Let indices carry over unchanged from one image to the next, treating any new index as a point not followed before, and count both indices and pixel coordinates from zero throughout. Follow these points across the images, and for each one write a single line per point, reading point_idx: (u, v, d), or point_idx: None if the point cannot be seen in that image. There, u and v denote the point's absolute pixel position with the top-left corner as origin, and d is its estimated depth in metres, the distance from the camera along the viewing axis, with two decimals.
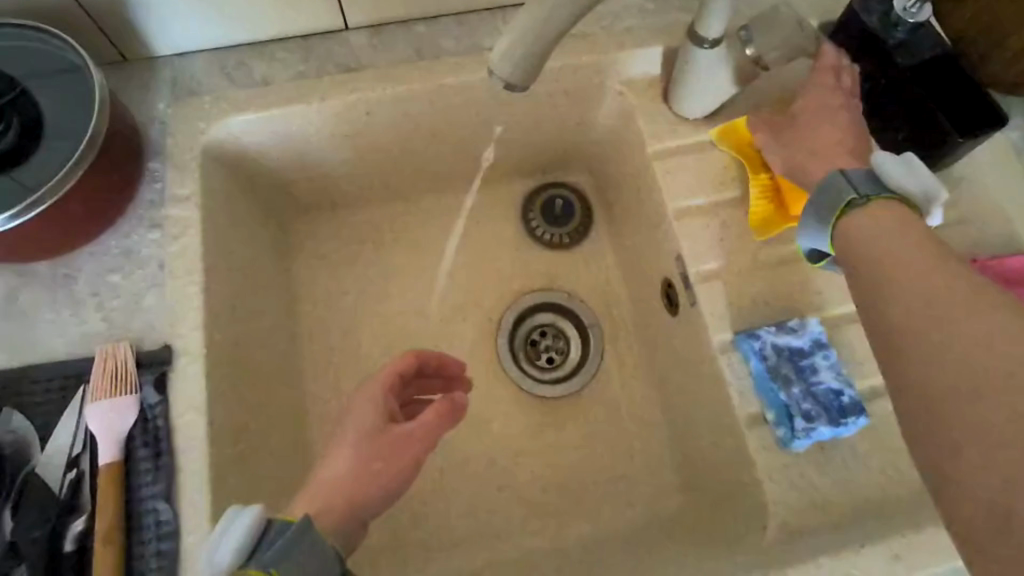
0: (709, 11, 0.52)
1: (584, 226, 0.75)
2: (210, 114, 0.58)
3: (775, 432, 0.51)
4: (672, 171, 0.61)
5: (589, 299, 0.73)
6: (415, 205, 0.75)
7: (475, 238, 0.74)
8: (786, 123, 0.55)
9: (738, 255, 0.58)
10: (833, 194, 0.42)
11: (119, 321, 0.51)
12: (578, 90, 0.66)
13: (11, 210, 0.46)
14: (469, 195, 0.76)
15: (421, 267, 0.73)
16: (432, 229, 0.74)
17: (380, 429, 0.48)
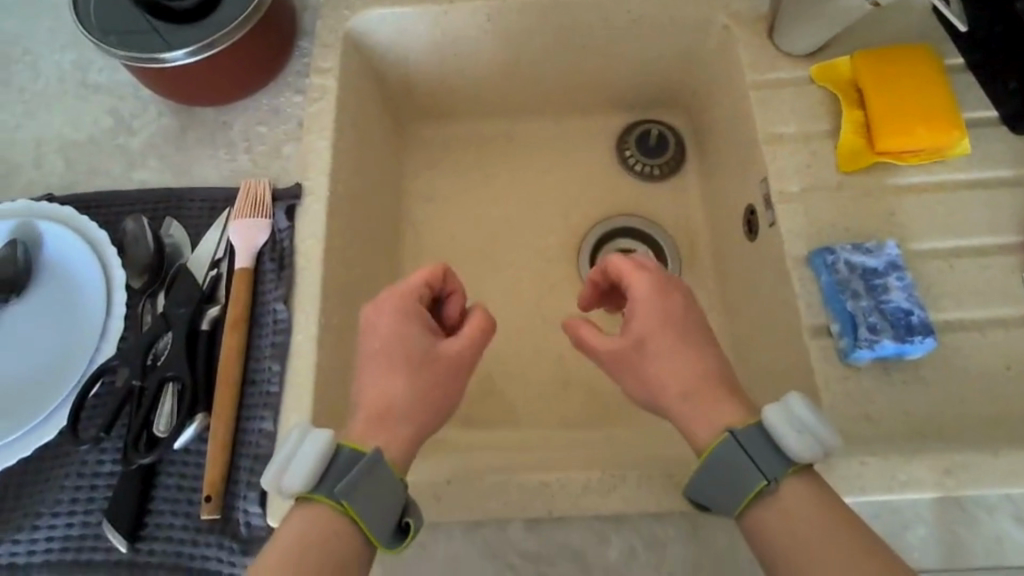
0: None
1: (674, 163, 0.78)
2: (355, 5, 0.66)
3: (837, 343, 0.53)
4: (770, 100, 0.63)
5: (670, 229, 0.76)
6: (514, 124, 0.81)
7: (568, 160, 0.79)
8: (633, 358, 0.47)
9: (825, 181, 0.59)
10: (736, 469, 0.41)
11: (262, 163, 0.60)
12: (687, 21, 0.69)
13: (190, 48, 0.55)
14: (565, 121, 0.81)
15: (513, 180, 0.79)
16: (529, 147, 0.80)
17: (427, 359, 0.45)
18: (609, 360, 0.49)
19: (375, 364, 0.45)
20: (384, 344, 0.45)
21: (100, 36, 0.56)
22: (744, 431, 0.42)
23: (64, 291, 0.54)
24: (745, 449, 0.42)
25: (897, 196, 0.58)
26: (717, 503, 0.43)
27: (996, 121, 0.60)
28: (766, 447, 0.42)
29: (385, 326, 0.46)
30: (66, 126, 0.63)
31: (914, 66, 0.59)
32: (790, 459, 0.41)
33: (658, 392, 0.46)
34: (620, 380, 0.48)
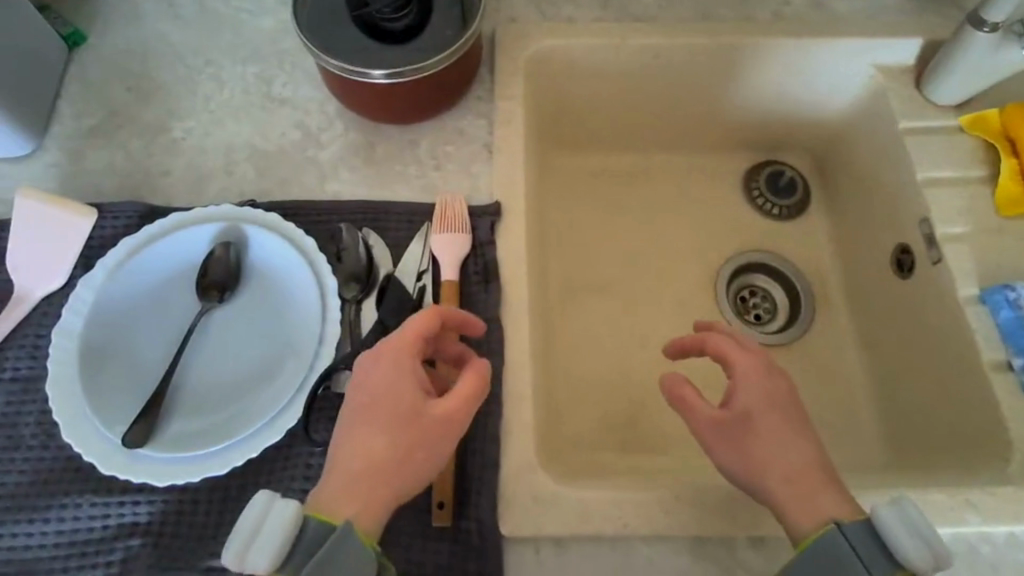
0: None
1: (801, 202, 0.82)
2: (529, 37, 0.69)
3: (1022, 376, 0.56)
4: (926, 145, 0.66)
5: (801, 263, 0.79)
6: (647, 156, 0.83)
7: (701, 193, 0.82)
8: (741, 434, 0.46)
9: (988, 224, 0.62)
10: (842, 565, 0.41)
11: (452, 181, 0.62)
12: (834, 70, 0.72)
13: (393, 71, 0.57)
14: (696, 155, 0.84)
15: (648, 210, 0.81)
16: (662, 179, 0.83)
17: (407, 416, 0.44)
18: (711, 431, 0.47)
19: (360, 417, 0.44)
20: (372, 399, 0.44)
21: (311, 36, 0.59)
22: (850, 526, 0.42)
23: (275, 298, 0.55)
24: (850, 546, 0.41)
25: None
26: None
27: None
28: (873, 547, 0.41)
29: (376, 378, 0.45)
30: (255, 136, 0.65)
31: None
32: (898, 563, 0.40)
33: (765, 475, 0.45)
34: (720, 454, 0.47)
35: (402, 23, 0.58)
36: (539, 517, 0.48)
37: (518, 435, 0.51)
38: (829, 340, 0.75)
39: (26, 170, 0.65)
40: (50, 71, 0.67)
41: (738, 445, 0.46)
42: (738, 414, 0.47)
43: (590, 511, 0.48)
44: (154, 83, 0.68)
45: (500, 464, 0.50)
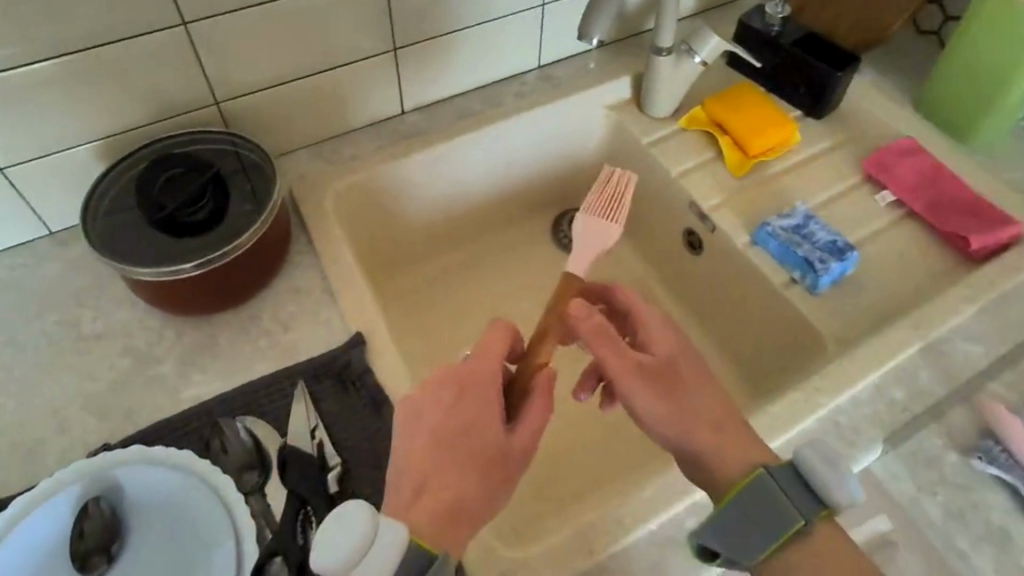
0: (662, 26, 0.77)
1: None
2: (324, 184, 0.74)
3: (804, 282, 0.70)
4: (665, 150, 0.83)
5: (624, 275, 0.92)
6: (467, 242, 0.92)
7: (524, 254, 0.92)
8: (670, 378, 0.50)
9: (731, 187, 0.79)
10: (774, 508, 0.46)
11: (306, 335, 0.64)
12: (579, 119, 0.88)
13: (202, 259, 0.59)
14: (505, 226, 0.93)
15: (488, 287, 0.89)
16: (487, 256, 0.92)
17: (495, 445, 0.47)
18: (638, 379, 0.50)
19: (445, 452, 0.46)
20: (454, 434, 0.47)
21: (114, 256, 0.60)
22: (779, 469, 0.47)
23: (171, 523, 0.51)
24: (780, 486, 0.46)
25: (778, 179, 0.80)
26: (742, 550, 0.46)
27: (801, 115, 0.87)
28: (800, 486, 0.46)
29: (460, 412, 0.48)
30: (83, 382, 0.61)
31: (743, 99, 0.84)
32: (822, 499, 0.45)
33: (694, 420, 0.49)
34: (646, 400, 0.49)
35: (200, 214, 0.61)
36: None
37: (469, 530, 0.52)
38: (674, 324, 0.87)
39: None
40: None
41: (665, 391, 0.50)
42: (667, 364, 0.51)
43: (554, 560, 0.51)
44: None
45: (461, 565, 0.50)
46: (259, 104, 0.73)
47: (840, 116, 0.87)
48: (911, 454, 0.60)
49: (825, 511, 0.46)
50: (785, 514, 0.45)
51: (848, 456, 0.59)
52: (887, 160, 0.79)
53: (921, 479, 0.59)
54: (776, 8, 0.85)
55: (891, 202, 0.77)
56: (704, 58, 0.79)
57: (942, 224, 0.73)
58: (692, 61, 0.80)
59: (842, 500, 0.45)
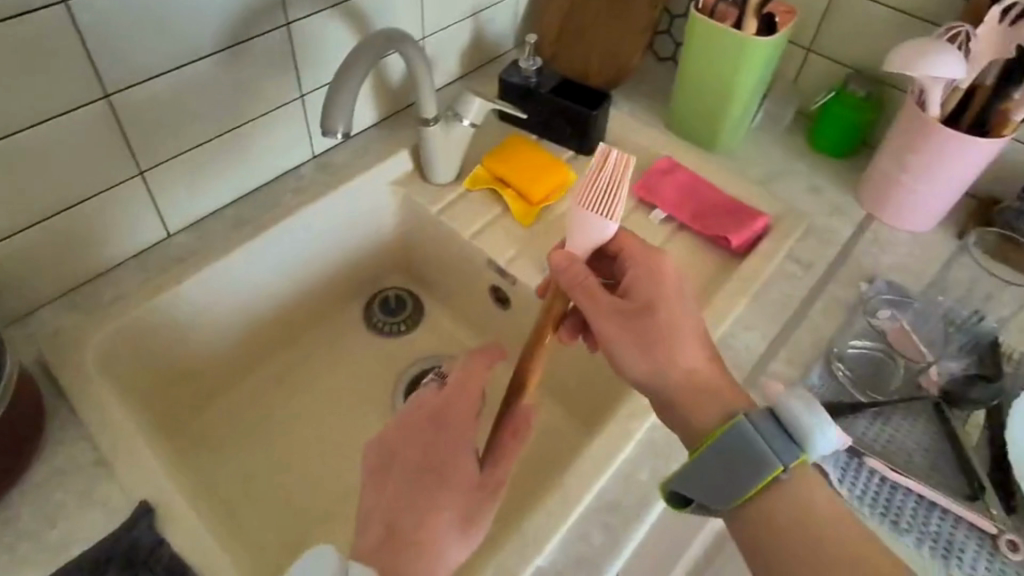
0: (425, 98, 0.80)
1: (416, 306, 0.94)
2: (86, 335, 0.67)
3: None
4: (454, 214, 0.85)
5: (450, 342, 0.92)
6: (276, 354, 0.88)
7: (341, 353, 0.90)
8: (644, 318, 0.56)
9: (521, 237, 0.82)
10: (749, 455, 0.50)
11: (80, 520, 0.56)
12: (367, 202, 0.87)
13: None
14: (314, 327, 0.91)
15: (309, 397, 0.86)
16: (301, 363, 0.88)
17: (465, 480, 0.51)
18: (617, 320, 0.57)
19: (427, 484, 0.50)
20: (434, 466, 0.51)
21: None
22: (756, 417, 0.51)
23: None
24: (758, 431, 0.50)
25: (563, 220, 0.84)
26: (723, 494, 0.50)
27: (574, 154, 0.93)
28: (776, 432, 0.50)
29: (440, 445, 0.52)
30: None
31: (517, 151, 0.89)
32: (797, 441, 0.50)
33: (665, 360, 0.55)
34: (621, 342, 0.56)
35: None
36: None
37: None
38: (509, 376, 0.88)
39: None
40: None
41: (636, 330, 0.56)
42: (643, 308, 0.57)
43: None
44: None
45: None
46: None
47: (607, 148, 0.94)
48: None
49: (801, 455, 0.50)
50: (766, 458, 0.50)
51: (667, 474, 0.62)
52: (650, 183, 0.87)
53: None
54: (529, 62, 0.92)
55: (663, 218, 0.85)
56: (472, 120, 0.85)
57: (707, 230, 0.82)
58: (461, 124, 0.85)
59: (815, 444, 0.50)
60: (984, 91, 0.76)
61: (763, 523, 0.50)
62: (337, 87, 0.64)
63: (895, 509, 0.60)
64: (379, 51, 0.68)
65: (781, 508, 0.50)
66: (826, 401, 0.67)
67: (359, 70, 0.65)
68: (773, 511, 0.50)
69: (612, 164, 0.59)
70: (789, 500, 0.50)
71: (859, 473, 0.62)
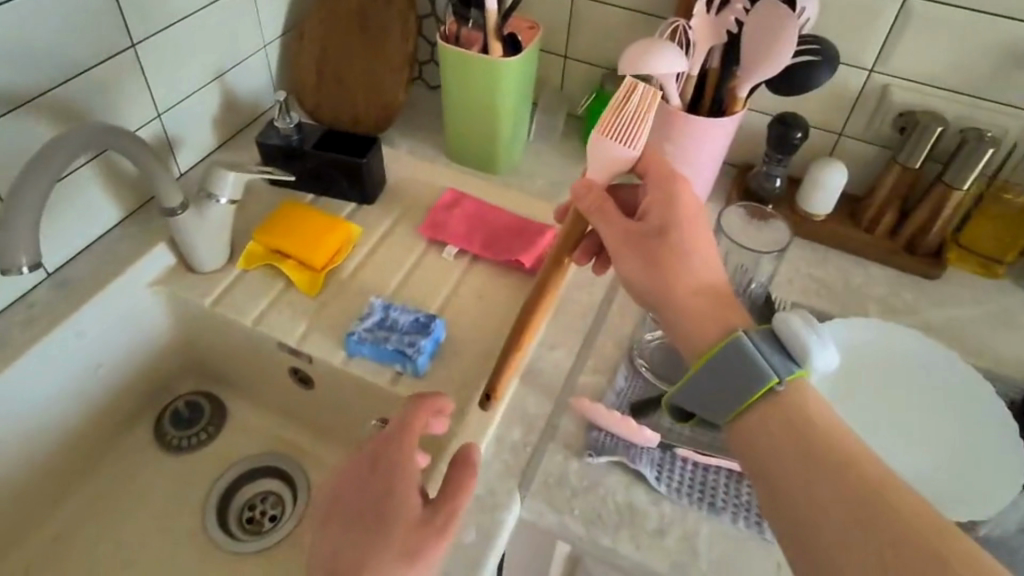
0: (161, 187, 0.71)
1: (216, 409, 0.86)
2: None
3: (408, 370, 0.71)
4: (231, 303, 0.77)
5: (265, 438, 0.84)
6: (55, 508, 0.77)
7: (136, 484, 0.80)
8: (654, 237, 0.58)
9: (308, 309, 0.77)
10: (749, 371, 0.51)
11: None
12: (125, 313, 0.77)
13: None
14: (97, 465, 0.81)
15: (104, 548, 0.76)
16: (88, 512, 0.78)
17: (408, 517, 0.50)
18: (625, 238, 0.59)
19: (370, 530, 0.50)
20: (375, 513, 0.50)
21: None
22: (755, 335, 0.52)
23: None
24: (750, 351, 0.51)
25: (353, 279, 0.79)
26: (720, 408, 0.52)
27: (356, 205, 0.89)
28: (776, 353, 0.51)
29: (379, 488, 0.52)
30: None
31: (290, 218, 0.83)
32: (797, 360, 0.51)
33: (665, 286, 0.56)
34: (628, 259, 0.58)
35: None
36: None
37: None
38: (339, 454, 0.82)
39: None
40: None
41: (643, 249, 0.58)
42: (658, 225, 0.58)
43: None
44: None
45: None
46: None
47: (390, 191, 0.91)
48: (549, 481, 0.61)
49: (800, 371, 0.51)
50: (761, 373, 0.51)
51: (492, 526, 0.59)
52: (435, 219, 0.85)
53: (562, 500, 0.60)
54: (286, 118, 0.85)
55: (456, 252, 0.83)
56: (229, 197, 0.76)
57: (499, 255, 0.81)
58: (218, 203, 0.76)
59: (813, 360, 0.50)
60: (714, 74, 0.81)
61: (757, 439, 0.50)
62: (9, 220, 0.56)
63: (709, 491, 0.61)
64: (58, 168, 0.60)
65: (774, 424, 0.50)
66: (636, 400, 0.67)
67: (37, 191, 0.58)
68: (764, 428, 0.50)
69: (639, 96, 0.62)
70: (783, 414, 0.50)
71: (675, 465, 0.62)
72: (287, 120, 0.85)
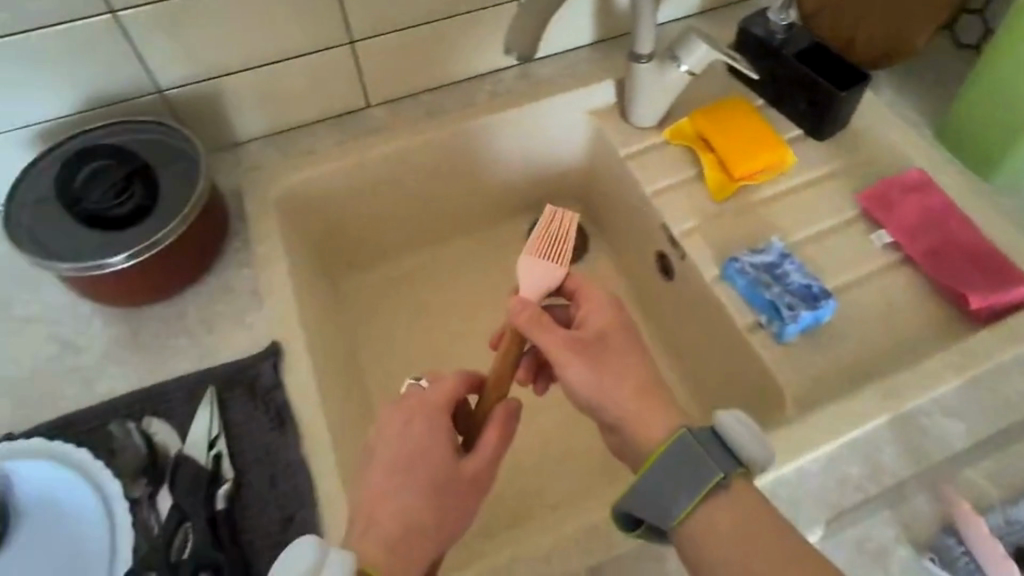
0: (640, 32, 0.71)
1: (582, 242, 0.87)
2: (274, 176, 0.72)
3: (771, 329, 0.64)
4: (643, 165, 0.76)
5: (599, 294, 0.85)
6: (434, 243, 0.87)
7: (493, 261, 0.86)
8: (595, 347, 0.49)
9: (705, 211, 0.73)
10: (696, 464, 0.43)
11: (229, 336, 0.62)
12: (559, 125, 0.81)
13: (134, 251, 0.58)
14: (480, 228, 0.88)
15: (453, 294, 0.84)
16: (453, 261, 0.86)
17: (449, 472, 0.47)
18: (562, 347, 0.48)
19: (396, 479, 0.46)
20: (416, 460, 0.47)
21: (47, 253, 0.59)
22: (699, 430, 0.45)
23: (56, 529, 0.52)
24: (698, 446, 0.44)
25: (762, 207, 0.72)
26: (661, 509, 0.43)
27: (803, 136, 0.79)
28: (722, 448, 0.44)
29: (416, 439, 0.48)
30: (5, 367, 0.61)
31: (735, 115, 0.77)
32: (740, 458, 0.44)
33: (608, 392, 0.47)
34: (566, 367, 0.48)
35: (122, 211, 0.61)
36: None
37: None
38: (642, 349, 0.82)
39: None
40: None
41: (586, 363, 0.48)
42: (581, 334, 0.50)
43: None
44: None
45: None
46: (206, 93, 0.70)
47: (849, 138, 0.78)
48: None
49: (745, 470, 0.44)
50: (705, 470, 0.43)
51: None
52: (890, 193, 0.70)
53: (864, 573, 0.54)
54: (779, 15, 0.77)
55: (888, 244, 0.69)
56: (691, 66, 0.72)
57: (941, 276, 0.65)
58: (678, 70, 0.73)
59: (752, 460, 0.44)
60: None
61: (706, 561, 0.42)
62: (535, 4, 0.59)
63: None
64: None
65: (725, 522, 0.42)
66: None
67: None
68: (714, 526, 0.42)
69: (561, 219, 0.62)
70: (734, 510, 0.43)
71: None
72: (783, 15, 0.77)
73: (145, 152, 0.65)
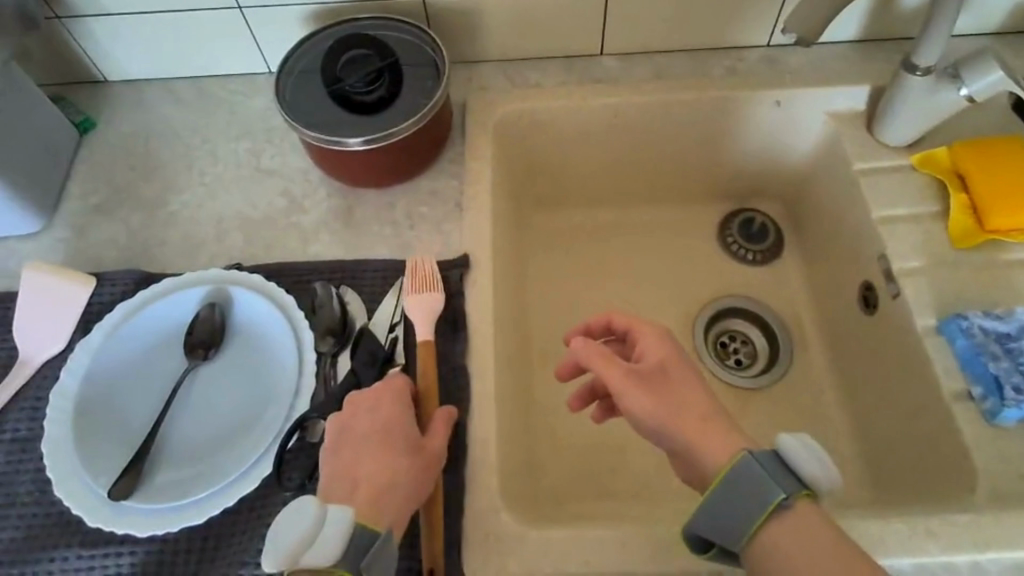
0: (927, 41, 0.61)
1: (776, 245, 0.83)
2: (497, 100, 0.74)
3: (982, 405, 0.56)
4: (879, 184, 0.68)
5: (774, 305, 0.80)
6: (619, 205, 0.85)
7: (672, 238, 0.84)
8: (658, 381, 0.45)
9: (939, 256, 0.64)
10: (759, 489, 0.40)
11: (425, 237, 0.67)
12: (792, 120, 0.75)
13: (372, 138, 0.63)
14: (667, 202, 0.85)
15: (625, 258, 0.83)
16: (632, 227, 0.85)
17: (410, 448, 0.50)
18: (624, 379, 0.46)
19: (367, 450, 0.49)
20: (382, 434, 0.50)
21: (297, 119, 0.65)
22: (759, 453, 0.42)
23: (254, 355, 0.60)
24: (761, 468, 0.41)
25: (1009, 270, 0.63)
26: (729, 533, 0.41)
27: None
28: (785, 473, 0.41)
29: (382, 419, 0.51)
30: (247, 208, 0.71)
31: (1010, 154, 0.65)
32: (802, 481, 0.41)
33: (680, 421, 0.44)
34: (630, 398, 0.45)
35: (371, 97, 0.64)
36: (508, 558, 0.52)
37: (487, 476, 0.55)
38: (807, 378, 0.76)
39: (40, 244, 0.70)
40: (64, 152, 0.73)
41: (655, 396, 0.45)
42: (633, 368, 0.46)
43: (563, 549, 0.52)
44: (157, 162, 0.74)
45: (467, 507, 0.54)
46: (461, 6, 0.72)
47: None
48: None
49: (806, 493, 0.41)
50: (768, 491, 0.40)
51: None
52: None
53: None
54: None
55: None
56: (972, 92, 0.62)
57: None
58: (955, 92, 0.63)
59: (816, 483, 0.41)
60: None
61: None
62: None
63: None
64: None
65: (790, 542, 0.39)
66: None
67: None
68: (780, 553, 0.39)
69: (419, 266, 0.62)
70: (797, 532, 0.40)
71: None
72: None
73: (398, 50, 0.69)
